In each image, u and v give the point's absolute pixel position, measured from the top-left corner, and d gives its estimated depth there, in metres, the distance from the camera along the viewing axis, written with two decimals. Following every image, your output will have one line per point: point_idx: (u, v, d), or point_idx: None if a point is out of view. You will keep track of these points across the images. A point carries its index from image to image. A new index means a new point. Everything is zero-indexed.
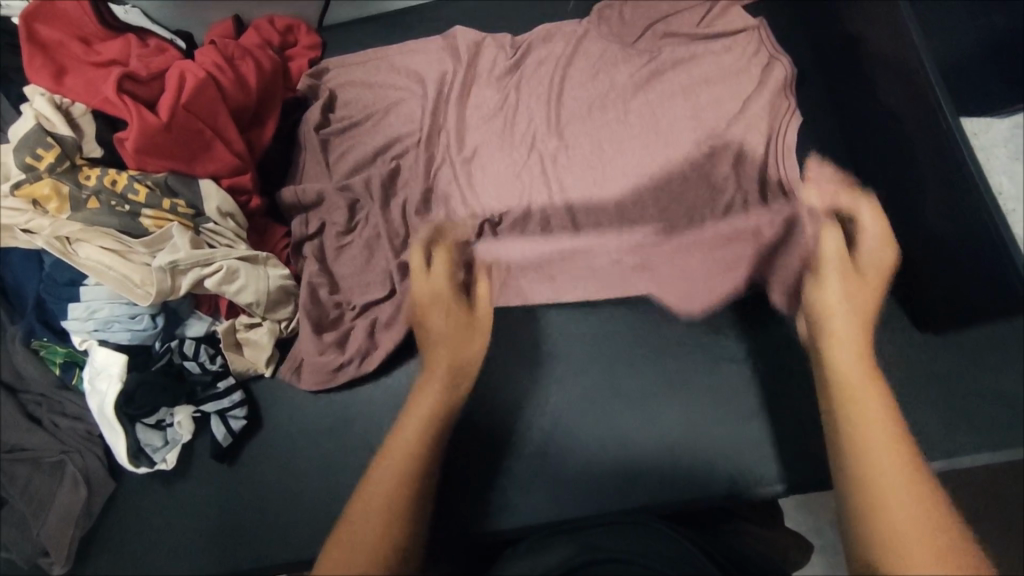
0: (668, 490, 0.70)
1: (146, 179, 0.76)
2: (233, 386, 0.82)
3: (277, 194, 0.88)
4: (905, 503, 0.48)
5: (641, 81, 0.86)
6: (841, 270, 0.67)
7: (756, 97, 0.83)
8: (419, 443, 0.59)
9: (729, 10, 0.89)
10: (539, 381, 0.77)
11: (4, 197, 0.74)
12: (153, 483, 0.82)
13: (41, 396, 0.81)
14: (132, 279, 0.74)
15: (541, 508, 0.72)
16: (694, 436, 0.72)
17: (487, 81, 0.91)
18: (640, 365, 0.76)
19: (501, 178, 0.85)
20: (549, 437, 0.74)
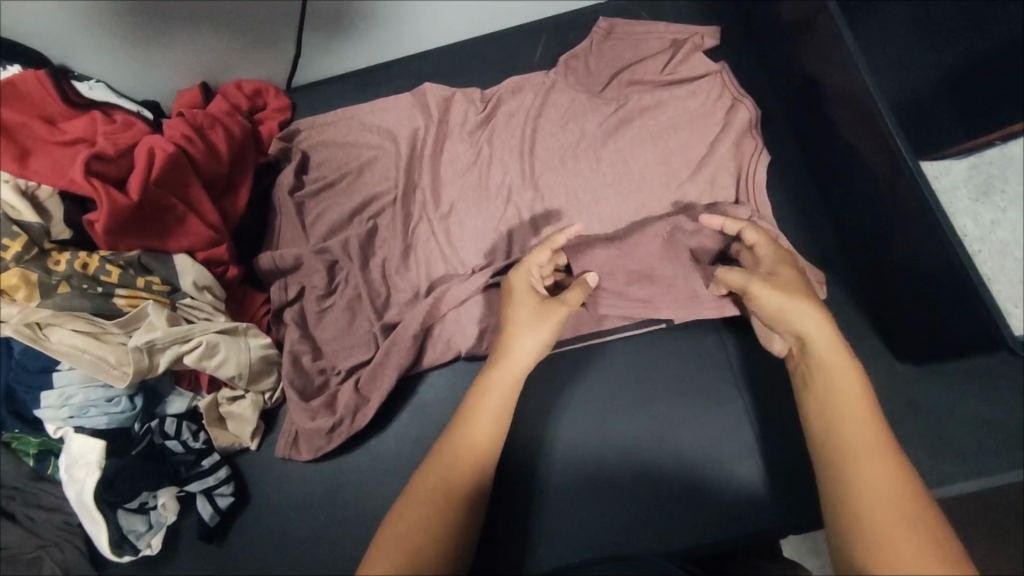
0: (666, 508, 0.71)
1: (119, 259, 0.75)
2: (218, 463, 0.80)
3: (254, 261, 0.87)
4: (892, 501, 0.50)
5: (612, 129, 0.88)
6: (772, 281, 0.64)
7: (724, 139, 0.85)
8: (456, 475, 0.60)
9: (692, 55, 0.90)
10: (532, 434, 0.76)
11: None
12: (140, 569, 0.79)
13: (12, 490, 0.76)
14: (107, 361, 0.71)
15: (548, 556, 0.71)
16: (691, 456, 0.73)
17: (460, 136, 0.91)
18: (631, 394, 0.77)
19: (479, 233, 0.86)
20: (541, 487, 0.74)
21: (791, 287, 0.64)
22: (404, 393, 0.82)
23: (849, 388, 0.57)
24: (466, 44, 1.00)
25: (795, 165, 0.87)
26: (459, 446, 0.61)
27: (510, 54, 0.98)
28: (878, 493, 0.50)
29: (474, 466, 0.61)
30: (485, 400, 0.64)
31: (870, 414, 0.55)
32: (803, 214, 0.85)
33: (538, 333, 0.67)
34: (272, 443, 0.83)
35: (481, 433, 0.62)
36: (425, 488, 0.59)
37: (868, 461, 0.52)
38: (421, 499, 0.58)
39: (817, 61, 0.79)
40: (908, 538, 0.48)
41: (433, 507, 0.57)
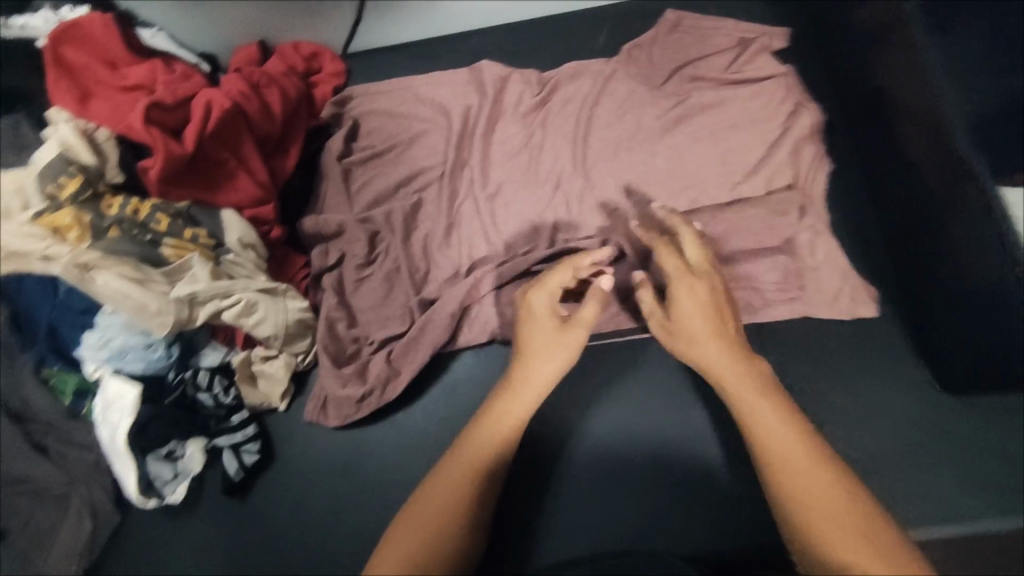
0: (678, 506, 0.71)
1: (169, 208, 0.76)
2: (247, 420, 0.81)
3: (297, 224, 0.87)
4: (826, 499, 0.50)
5: (669, 124, 0.86)
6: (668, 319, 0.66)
7: (783, 145, 0.83)
8: (479, 467, 0.59)
9: (758, 56, 0.88)
10: (559, 423, 0.76)
11: (18, 223, 0.68)
12: (161, 516, 0.80)
13: (47, 426, 0.77)
14: (149, 308, 0.71)
15: (564, 545, 0.71)
16: (713, 458, 0.72)
17: (513, 117, 0.90)
18: (659, 392, 0.76)
19: (524, 218, 0.85)
20: (559, 469, 0.74)
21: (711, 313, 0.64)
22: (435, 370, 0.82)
23: (765, 406, 0.57)
24: (527, 23, 0.99)
25: (853, 178, 0.85)
26: (480, 448, 0.60)
27: (571, 38, 0.96)
28: (813, 502, 0.50)
29: (495, 460, 0.60)
30: (491, 413, 0.62)
31: (784, 417, 0.56)
32: (859, 227, 0.83)
33: (556, 357, 0.65)
34: (300, 406, 0.84)
35: (488, 449, 0.60)
36: (428, 501, 0.56)
37: (798, 469, 0.52)
38: (447, 489, 0.57)
39: (886, 73, 0.77)
40: (855, 551, 0.47)
41: (447, 524, 0.55)
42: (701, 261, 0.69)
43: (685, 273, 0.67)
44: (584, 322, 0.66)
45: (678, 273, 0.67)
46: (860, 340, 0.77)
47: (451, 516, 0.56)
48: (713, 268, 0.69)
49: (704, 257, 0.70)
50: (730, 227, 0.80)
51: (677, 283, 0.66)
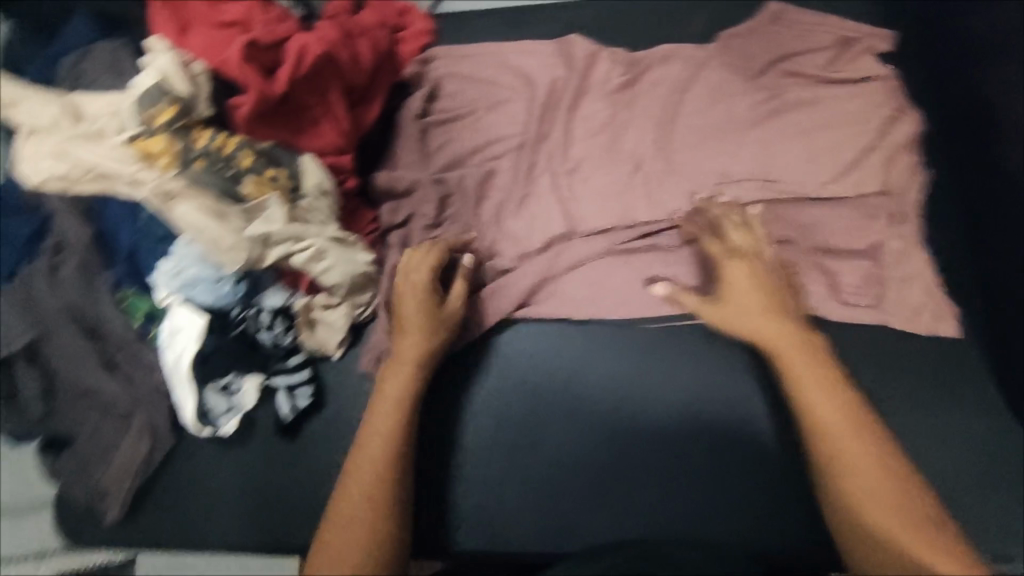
0: (613, 462, 0.76)
1: (253, 147, 0.77)
2: (303, 364, 0.82)
3: (371, 178, 0.87)
4: (865, 466, 0.60)
5: (761, 119, 0.83)
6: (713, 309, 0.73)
7: (875, 155, 0.80)
8: (378, 452, 0.68)
9: (861, 57, 0.86)
10: (474, 397, 0.80)
11: (113, 146, 0.71)
12: (213, 446, 0.82)
13: (119, 346, 0.78)
14: (223, 242, 0.73)
15: (478, 501, 0.77)
16: (653, 419, 0.77)
17: (599, 96, 0.89)
18: (600, 363, 0.79)
19: (598, 198, 0.84)
20: (502, 414, 0.79)
21: (766, 297, 0.72)
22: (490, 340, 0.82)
23: (812, 371, 0.66)
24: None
25: (947, 194, 0.81)
26: (370, 429, 0.70)
27: (667, 20, 0.94)
28: (859, 471, 0.60)
29: (389, 441, 0.69)
30: (382, 399, 0.72)
31: (839, 398, 0.65)
32: (945, 246, 0.80)
33: (412, 323, 0.74)
34: (354, 357, 0.85)
35: (387, 424, 0.70)
36: (358, 476, 0.67)
37: (848, 442, 0.62)
38: (365, 480, 0.67)
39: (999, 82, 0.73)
40: (887, 514, 0.58)
41: (373, 490, 0.66)
42: (752, 244, 0.75)
43: (736, 259, 0.74)
44: (414, 292, 0.75)
45: (729, 258, 0.74)
46: (923, 358, 0.75)
47: (369, 501, 0.66)
48: (763, 250, 0.75)
49: (751, 239, 0.75)
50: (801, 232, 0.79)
51: (729, 270, 0.74)
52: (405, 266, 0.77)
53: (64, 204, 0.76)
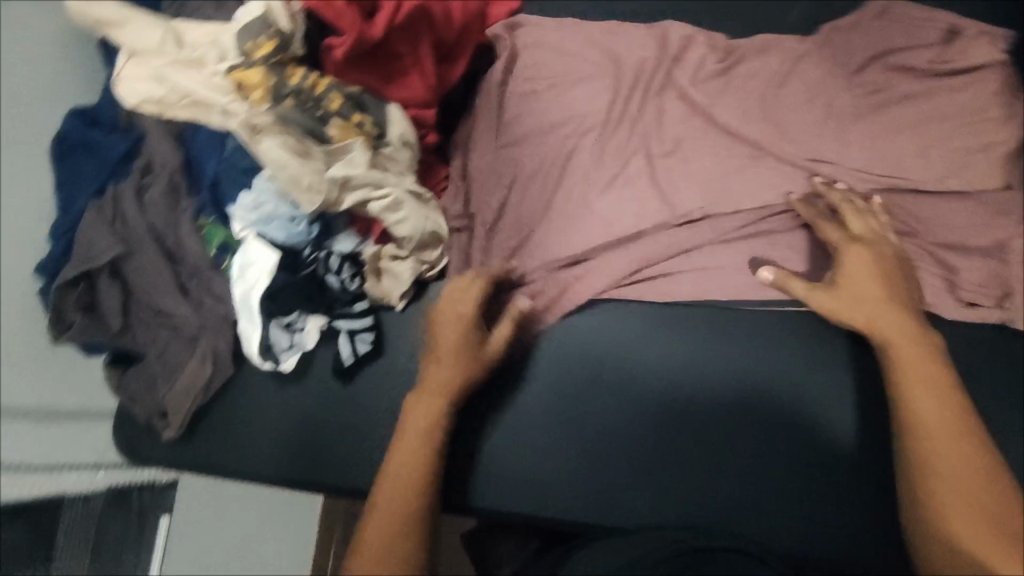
0: (672, 453, 0.78)
1: (343, 90, 0.77)
2: (366, 310, 0.83)
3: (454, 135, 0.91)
4: (955, 469, 0.65)
5: (842, 123, 0.84)
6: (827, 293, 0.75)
7: (956, 176, 0.80)
8: (411, 470, 0.70)
9: (973, 42, 0.83)
10: (538, 372, 0.81)
11: (213, 74, 0.73)
12: (271, 380, 0.84)
13: (193, 272, 0.81)
14: (302, 181, 0.73)
15: (526, 473, 0.79)
16: (719, 416, 0.79)
17: (692, 79, 0.87)
18: (674, 351, 0.80)
19: (677, 180, 0.83)
20: (568, 393, 0.81)
21: (888, 286, 0.74)
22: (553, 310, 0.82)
23: (925, 368, 0.69)
24: None
25: None
26: (398, 451, 0.72)
27: (768, 9, 0.92)
28: (950, 471, 0.65)
29: (419, 462, 0.71)
30: (415, 410, 0.73)
31: (946, 402, 0.68)
32: None
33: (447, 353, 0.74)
34: (415, 311, 0.86)
35: (417, 438, 0.72)
36: (391, 483, 0.70)
37: (945, 447, 0.66)
38: (392, 507, 0.68)
39: None
40: (970, 518, 0.62)
41: (406, 502, 0.69)
42: (869, 233, 0.77)
43: (857, 246, 0.76)
44: (451, 315, 0.76)
45: (851, 245, 0.76)
46: (969, 382, 0.76)
47: (399, 523, 0.67)
48: (882, 237, 0.77)
49: (868, 227, 0.77)
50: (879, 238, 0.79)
51: (850, 258, 0.75)
52: (447, 298, 0.76)
53: (157, 125, 0.79)
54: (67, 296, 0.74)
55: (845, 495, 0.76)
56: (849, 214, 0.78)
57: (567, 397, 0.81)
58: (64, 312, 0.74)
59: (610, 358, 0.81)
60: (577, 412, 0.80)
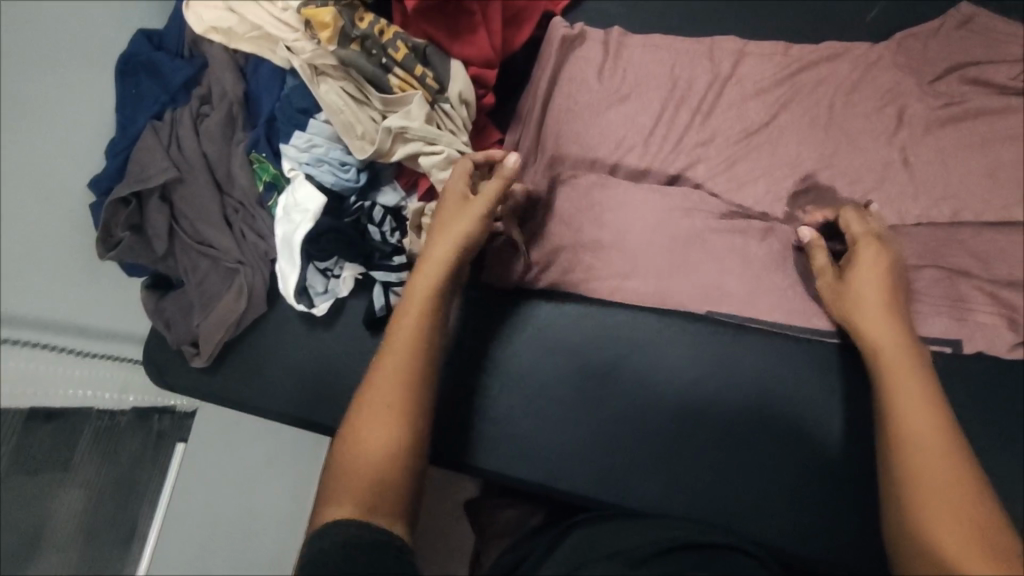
0: (682, 468, 0.75)
1: (409, 41, 0.78)
2: (404, 265, 0.82)
3: (517, 104, 0.89)
4: (947, 485, 0.54)
5: (904, 141, 0.82)
6: (836, 283, 0.73)
7: (1015, 206, 0.78)
8: (395, 384, 0.59)
9: None
10: (543, 369, 0.79)
11: (286, 10, 0.79)
12: (301, 322, 0.85)
13: (239, 206, 0.82)
14: (355, 128, 0.77)
15: (526, 465, 0.77)
16: (740, 439, 0.75)
17: (751, 79, 0.86)
18: (701, 367, 0.77)
19: (730, 173, 0.83)
20: (583, 393, 0.77)
21: (885, 292, 0.70)
22: (587, 288, 0.80)
23: (922, 385, 0.62)
24: None
25: None
26: (382, 365, 0.60)
27: (836, 19, 0.90)
28: (941, 483, 0.54)
29: (406, 376, 0.60)
30: (412, 297, 0.65)
31: (935, 411, 0.60)
32: None
33: (453, 230, 0.70)
34: None
35: (403, 354, 0.61)
36: (384, 371, 0.60)
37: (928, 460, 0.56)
38: (377, 426, 0.56)
39: None
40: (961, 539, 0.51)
41: (399, 396, 0.59)
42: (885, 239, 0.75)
43: (873, 245, 0.73)
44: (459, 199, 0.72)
45: (868, 245, 0.73)
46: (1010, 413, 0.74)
47: (377, 445, 0.55)
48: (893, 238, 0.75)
49: (869, 227, 0.75)
50: (926, 253, 0.78)
51: (865, 258, 0.72)
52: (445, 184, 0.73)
53: (222, 56, 0.81)
54: (115, 213, 0.75)
55: (851, 496, 0.73)
56: (851, 216, 0.76)
57: (578, 395, 0.78)
58: (111, 228, 0.75)
59: (635, 366, 0.77)
60: (593, 411, 0.77)
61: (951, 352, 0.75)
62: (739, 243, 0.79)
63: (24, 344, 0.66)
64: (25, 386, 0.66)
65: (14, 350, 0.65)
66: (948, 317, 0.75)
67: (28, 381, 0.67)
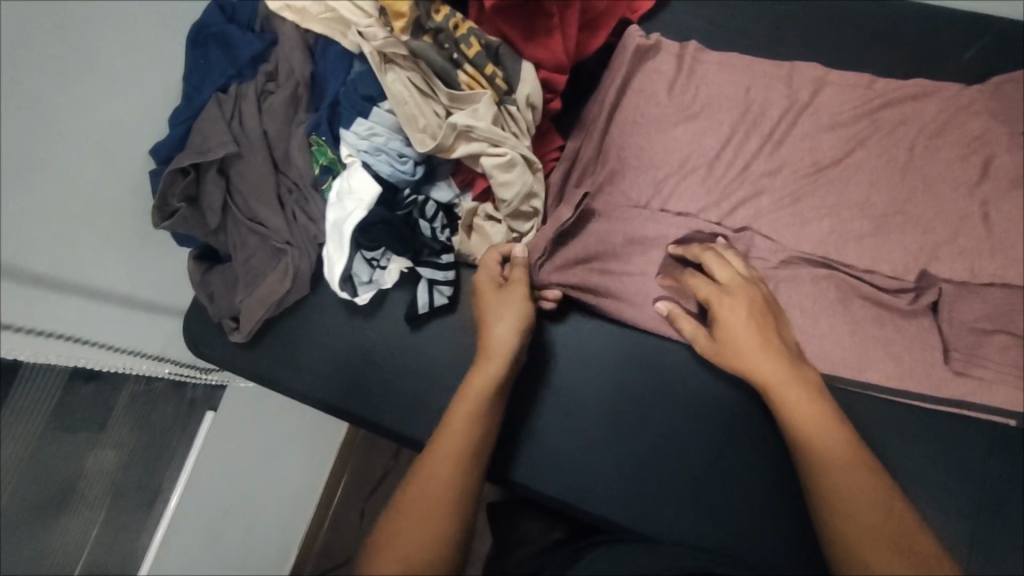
0: (713, 504, 0.73)
1: (482, 38, 0.77)
2: (451, 264, 0.82)
3: (582, 110, 0.88)
4: (866, 520, 0.59)
5: (986, 193, 0.79)
6: (709, 339, 0.73)
7: None
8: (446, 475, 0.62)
9: None
10: (583, 389, 0.78)
11: None
12: (342, 308, 0.85)
13: (293, 186, 0.82)
14: (417, 121, 0.75)
15: (557, 483, 0.76)
16: (775, 481, 0.74)
17: (828, 111, 0.84)
18: (743, 404, 0.76)
19: (795, 206, 0.81)
20: (622, 416, 0.77)
21: (757, 319, 0.71)
22: (635, 313, 0.78)
23: (812, 409, 0.66)
24: (889, 17, 0.89)
25: None
26: (435, 455, 0.64)
27: (924, 58, 0.88)
28: (858, 524, 0.59)
29: (456, 467, 0.63)
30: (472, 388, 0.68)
31: (844, 442, 0.64)
32: None
33: (513, 323, 0.72)
34: None
35: (457, 442, 0.64)
36: (438, 460, 0.63)
37: (846, 491, 0.61)
38: (422, 507, 0.60)
39: None
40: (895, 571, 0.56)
41: (446, 488, 0.62)
42: (736, 280, 0.74)
43: (724, 296, 0.72)
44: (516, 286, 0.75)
45: (719, 298, 0.72)
46: None
47: (420, 532, 0.58)
48: (753, 279, 0.75)
49: (731, 268, 0.75)
50: (996, 316, 0.76)
51: (725, 312, 0.71)
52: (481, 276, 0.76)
53: (292, 35, 0.81)
54: (173, 182, 0.74)
55: None
56: (711, 260, 0.75)
57: (615, 417, 0.77)
58: (168, 198, 0.74)
59: (676, 395, 0.77)
60: (632, 435, 0.76)
61: (1015, 424, 0.74)
62: (799, 283, 0.78)
63: (66, 330, 0.63)
64: (63, 358, 0.64)
65: (58, 341, 0.62)
66: (1017, 387, 0.73)
67: (67, 358, 0.64)
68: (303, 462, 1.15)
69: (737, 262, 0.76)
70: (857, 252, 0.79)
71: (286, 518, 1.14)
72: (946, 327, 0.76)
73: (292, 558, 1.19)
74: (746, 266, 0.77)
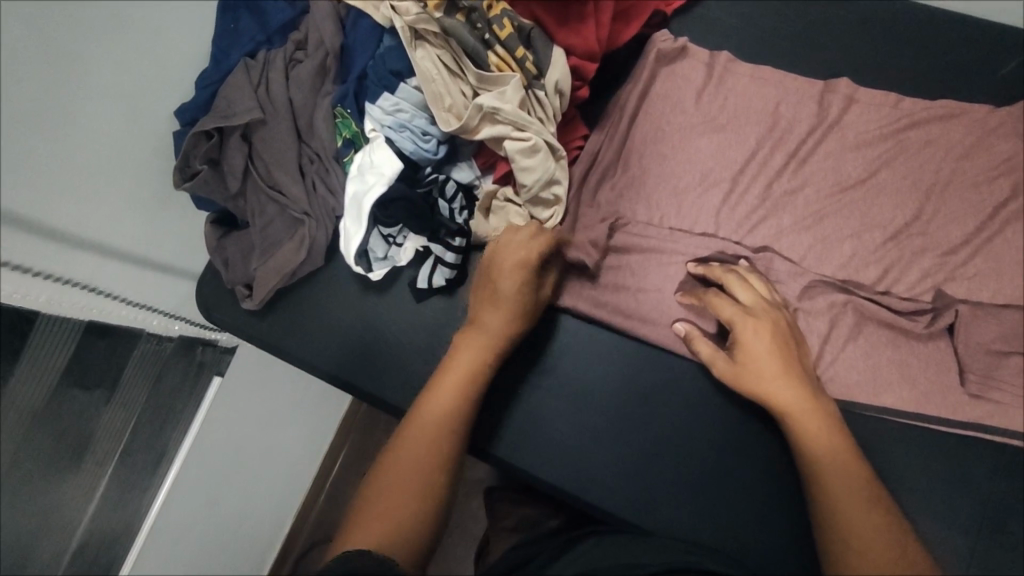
0: (715, 505, 0.73)
1: (515, 20, 0.76)
2: (464, 248, 0.80)
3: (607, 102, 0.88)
4: (876, 546, 0.60)
5: (1006, 216, 0.80)
6: (728, 361, 0.72)
7: None
8: (431, 430, 0.65)
9: None
10: (593, 384, 0.78)
11: None
12: (355, 282, 0.85)
13: (315, 156, 0.82)
14: (444, 100, 0.75)
15: (556, 476, 0.76)
16: (777, 482, 0.74)
17: (855, 130, 0.83)
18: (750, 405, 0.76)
19: (816, 215, 0.81)
20: (629, 412, 0.77)
21: (779, 347, 0.70)
22: (649, 309, 0.78)
23: (827, 439, 0.67)
24: (923, 33, 0.88)
25: None
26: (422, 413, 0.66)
27: (957, 77, 0.86)
28: (870, 552, 0.59)
29: (437, 425, 0.66)
30: (462, 352, 0.70)
31: (857, 474, 0.65)
32: None
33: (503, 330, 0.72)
34: None
35: (444, 402, 0.67)
36: (417, 428, 0.65)
37: (862, 522, 0.61)
38: (405, 461, 0.63)
39: None
40: None
41: (421, 457, 0.63)
42: (759, 304, 0.74)
43: (748, 319, 0.72)
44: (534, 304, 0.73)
45: (742, 319, 0.72)
46: None
47: (406, 479, 0.62)
48: (775, 305, 0.74)
49: (756, 295, 0.74)
50: (1014, 338, 0.76)
51: (749, 335, 0.71)
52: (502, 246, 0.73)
53: (325, 5, 0.82)
54: (197, 144, 0.74)
55: None
56: (735, 283, 0.75)
57: (620, 412, 0.77)
58: (190, 159, 0.74)
59: (683, 392, 0.77)
60: (638, 431, 0.76)
61: None
62: (814, 292, 0.78)
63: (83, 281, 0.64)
64: (76, 312, 0.64)
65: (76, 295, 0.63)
66: None
67: (76, 311, 0.64)
68: (305, 434, 1.16)
69: (755, 284, 0.75)
70: (873, 265, 0.79)
71: (281, 493, 1.15)
72: (962, 350, 0.76)
73: (285, 533, 1.20)
74: (768, 290, 0.76)
